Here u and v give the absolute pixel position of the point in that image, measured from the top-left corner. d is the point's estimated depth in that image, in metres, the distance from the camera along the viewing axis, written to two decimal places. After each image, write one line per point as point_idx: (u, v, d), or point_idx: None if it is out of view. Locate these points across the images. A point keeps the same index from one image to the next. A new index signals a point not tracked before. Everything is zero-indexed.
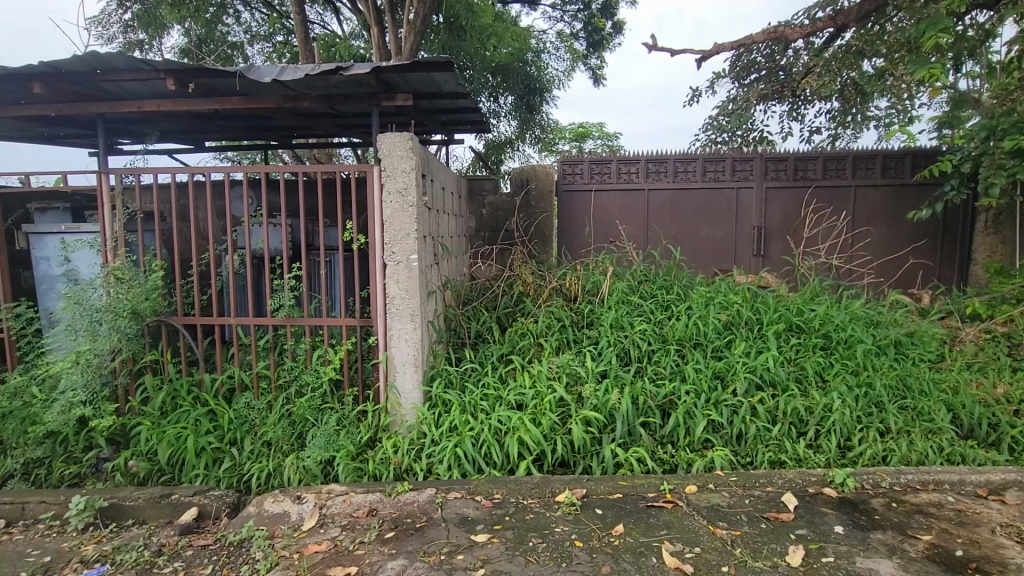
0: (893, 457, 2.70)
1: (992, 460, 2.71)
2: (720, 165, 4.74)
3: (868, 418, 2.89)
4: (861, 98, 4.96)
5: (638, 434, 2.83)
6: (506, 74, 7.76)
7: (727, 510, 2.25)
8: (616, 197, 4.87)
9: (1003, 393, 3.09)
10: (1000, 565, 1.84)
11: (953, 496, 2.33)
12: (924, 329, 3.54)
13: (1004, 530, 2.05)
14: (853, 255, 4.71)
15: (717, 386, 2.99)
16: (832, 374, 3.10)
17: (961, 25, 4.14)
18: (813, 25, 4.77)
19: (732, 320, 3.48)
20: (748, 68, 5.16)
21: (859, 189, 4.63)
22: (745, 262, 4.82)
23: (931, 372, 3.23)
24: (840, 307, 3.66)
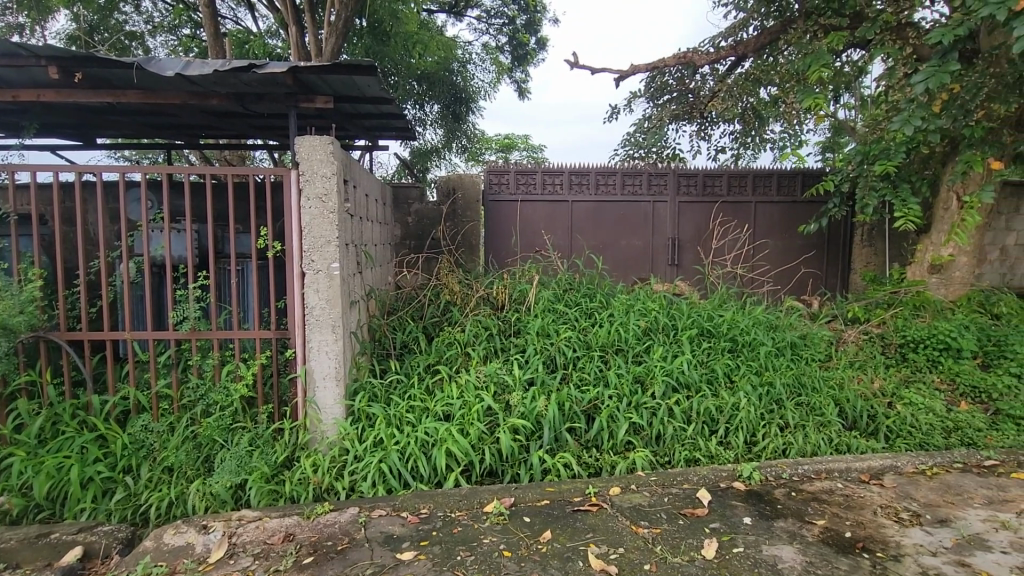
0: (792, 449, 2.95)
1: (871, 448, 3.03)
2: (638, 179, 4.99)
3: (770, 415, 3.14)
4: (759, 123, 5.45)
5: (564, 439, 2.88)
6: (431, 82, 7.69)
7: (647, 509, 2.35)
8: (541, 207, 4.98)
9: (880, 387, 3.49)
10: (882, 543, 2.05)
11: (841, 482, 2.58)
12: (814, 332, 3.91)
13: (883, 511, 2.29)
14: (755, 265, 5.13)
15: (637, 390, 3.13)
16: (738, 375, 3.34)
17: (840, 62, 4.68)
18: (717, 53, 5.19)
19: (650, 326, 3.67)
20: (661, 89, 5.50)
21: (759, 205, 5.06)
22: (661, 271, 5.09)
23: (821, 370, 3.57)
24: (745, 312, 3.97)
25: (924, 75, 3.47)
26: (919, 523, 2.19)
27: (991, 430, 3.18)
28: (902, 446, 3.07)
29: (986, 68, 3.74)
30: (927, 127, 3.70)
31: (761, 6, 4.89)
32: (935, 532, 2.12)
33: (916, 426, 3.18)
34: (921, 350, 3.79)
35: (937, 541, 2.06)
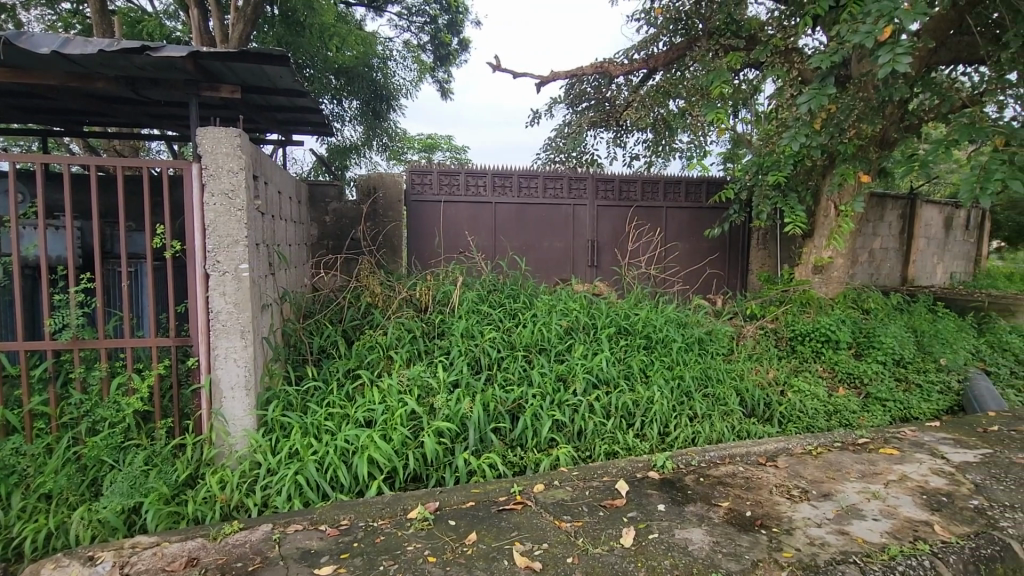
0: (700, 438, 3.17)
1: (767, 432, 3.33)
2: (559, 182, 5.13)
3: (681, 406, 3.35)
4: (668, 133, 5.81)
5: (489, 440, 2.89)
6: (350, 77, 7.42)
7: (570, 503, 2.42)
8: (465, 208, 4.97)
9: (775, 377, 3.84)
10: (778, 519, 2.25)
11: (743, 465, 2.82)
12: (719, 328, 4.22)
13: (778, 489, 2.53)
14: (667, 266, 5.44)
15: (560, 387, 3.22)
16: (652, 369, 3.54)
17: (738, 80, 5.10)
18: (631, 65, 5.48)
19: (571, 325, 3.80)
20: (580, 96, 5.83)
21: (669, 210, 5.39)
22: (581, 272, 5.25)
23: (725, 363, 3.87)
24: (658, 311, 4.21)
25: (808, 96, 3.87)
26: (807, 498, 2.44)
27: (863, 411, 3.62)
28: (793, 430, 3.40)
29: (857, 92, 4.24)
30: (810, 142, 4.13)
31: (669, 24, 5.22)
32: (821, 505, 2.37)
33: (804, 410, 3.53)
34: (808, 342, 4.23)
35: (822, 514, 2.30)
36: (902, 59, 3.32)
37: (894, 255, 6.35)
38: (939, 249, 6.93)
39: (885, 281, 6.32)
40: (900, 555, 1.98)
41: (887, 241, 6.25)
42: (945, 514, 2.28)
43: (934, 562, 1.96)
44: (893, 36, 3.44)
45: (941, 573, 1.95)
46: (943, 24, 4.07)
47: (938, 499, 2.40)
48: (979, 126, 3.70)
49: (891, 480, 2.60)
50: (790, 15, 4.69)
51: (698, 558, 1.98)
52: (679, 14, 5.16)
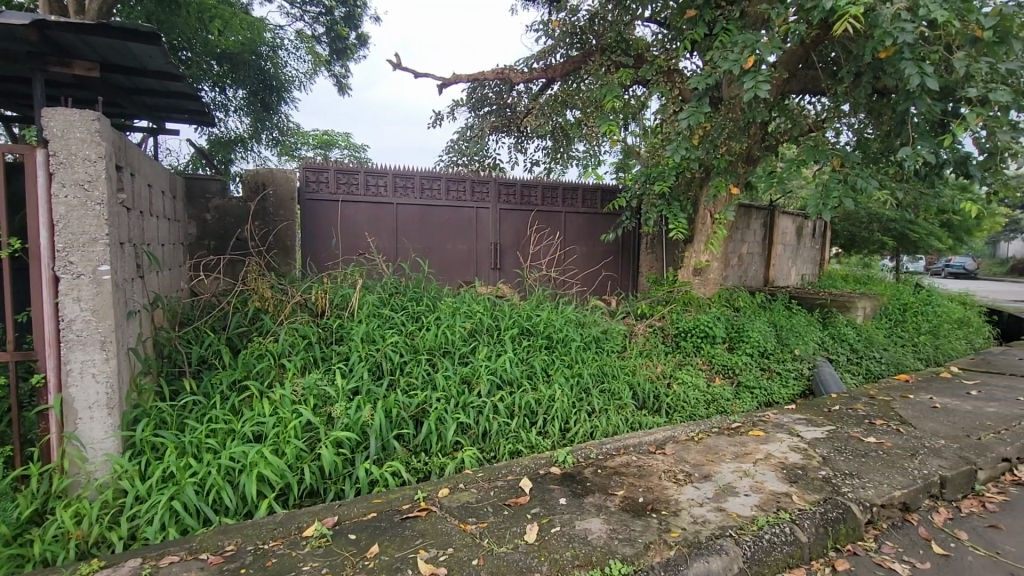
0: (598, 431, 3.33)
1: (656, 422, 3.59)
2: (462, 185, 5.13)
3: (580, 403, 3.51)
4: (566, 140, 6.07)
5: (392, 447, 2.82)
6: (234, 63, 6.85)
7: (475, 505, 2.43)
8: (364, 208, 4.79)
9: (662, 371, 4.16)
10: (667, 503, 2.44)
11: (636, 455, 3.01)
12: (613, 327, 4.49)
13: (666, 475, 2.74)
14: (566, 269, 5.66)
15: (464, 390, 3.22)
16: (553, 368, 3.67)
17: (628, 95, 5.47)
18: (531, 73, 5.67)
19: (475, 327, 3.82)
20: (482, 101, 5.92)
21: (567, 215, 5.62)
22: (485, 274, 5.29)
23: (619, 360, 4.12)
24: (557, 312, 4.39)
25: (688, 114, 4.26)
26: (691, 480, 2.67)
27: (735, 399, 4.04)
28: (679, 419, 3.70)
29: (727, 113, 4.75)
30: (689, 156, 4.55)
31: (566, 36, 5.45)
32: (702, 486, 2.61)
33: (688, 400, 3.86)
34: (689, 338, 4.65)
35: (703, 494, 2.53)
36: (763, 86, 3.76)
37: (759, 259, 7.19)
38: (792, 254, 7.95)
39: (752, 282, 7.11)
40: (766, 525, 2.23)
41: (753, 246, 7.05)
42: (800, 485, 2.61)
43: (793, 528, 2.24)
44: (755, 65, 3.91)
45: (798, 537, 2.23)
46: (794, 59, 4.68)
47: (795, 473, 2.75)
48: (822, 149, 4.31)
49: (758, 458, 2.94)
50: (671, 39, 5.13)
51: (596, 546, 2.09)
52: (574, 29, 5.42)
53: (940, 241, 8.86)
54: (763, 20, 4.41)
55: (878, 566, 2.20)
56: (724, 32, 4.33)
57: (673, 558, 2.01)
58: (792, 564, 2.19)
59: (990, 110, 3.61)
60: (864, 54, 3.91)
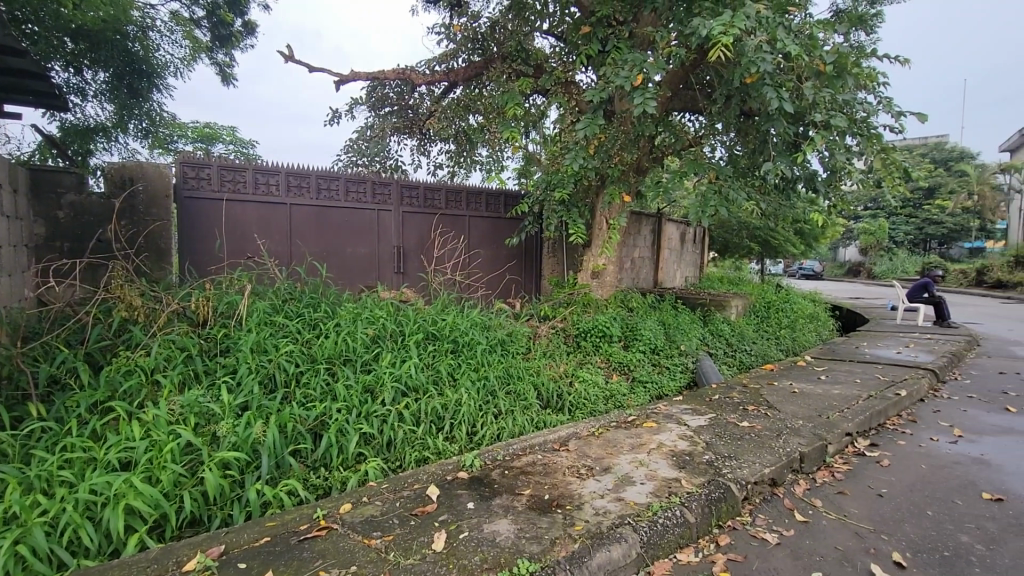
0: (504, 433, 3.37)
1: (560, 420, 3.72)
2: (362, 186, 4.94)
3: (487, 405, 3.53)
4: (469, 145, 6.15)
5: (287, 464, 2.64)
6: (96, 43, 6.00)
7: (380, 518, 2.34)
8: (253, 209, 4.44)
9: (564, 370, 4.31)
10: (571, 498, 2.53)
11: (541, 453, 3.10)
12: (518, 329, 4.60)
13: (570, 470, 2.85)
14: (471, 273, 5.67)
15: (367, 399, 3.10)
16: (460, 372, 3.66)
17: (528, 103, 5.66)
18: (432, 76, 5.56)
19: (377, 334, 3.70)
20: (381, 101, 5.70)
21: (471, 219, 5.64)
22: (388, 279, 5.13)
23: (524, 361, 4.22)
24: (463, 316, 4.40)
25: (585, 124, 4.48)
26: (592, 474, 2.80)
27: (631, 393, 4.32)
28: (580, 415, 3.86)
29: (619, 126, 5.08)
30: (586, 164, 4.80)
31: (468, 41, 5.55)
32: (603, 478, 2.75)
33: (589, 397, 4.04)
34: (589, 338, 4.88)
35: (603, 486, 2.66)
36: (651, 102, 4.07)
37: (649, 262, 7.75)
38: (677, 258, 8.67)
39: (643, 284, 7.64)
40: (660, 510, 2.40)
41: (643, 251, 7.59)
42: (688, 470, 2.85)
43: (683, 511, 2.44)
44: (643, 83, 4.22)
45: (687, 519, 2.42)
46: (676, 80, 5.11)
47: (684, 459, 2.99)
48: (700, 163, 4.75)
49: (651, 448, 3.16)
50: (568, 52, 5.38)
51: (505, 547, 2.11)
52: (475, 35, 5.52)
53: (795, 247, 10.17)
54: (649, 42, 4.77)
55: (753, 537, 2.46)
56: (615, 50, 4.63)
57: (577, 550, 2.09)
58: (683, 544, 2.37)
59: (831, 134, 4.21)
60: (733, 79, 4.38)
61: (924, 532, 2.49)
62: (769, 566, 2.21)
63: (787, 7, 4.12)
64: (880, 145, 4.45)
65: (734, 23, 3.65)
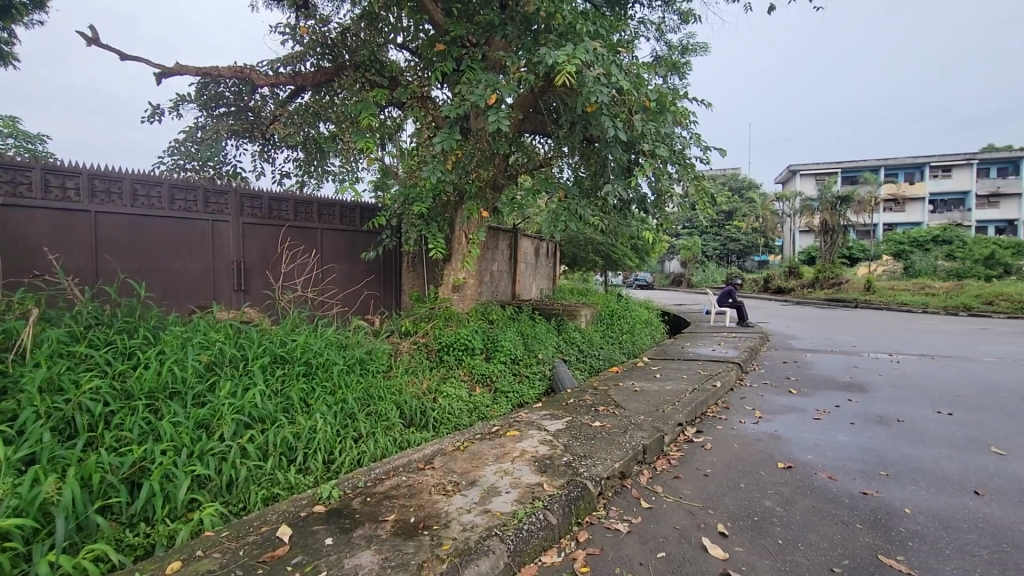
0: (365, 457, 3.19)
1: (425, 438, 3.64)
2: (192, 194, 4.37)
3: (345, 430, 3.32)
4: (319, 154, 5.82)
5: (94, 524, 2.19)
6: None
7: (219, 572, 2.05)
8: (42, 216, 3.65)
9: (427, 386, 4.24)
10: (437, 518, 2.48)
11: (406, 474, 3.00)
12: (378, 347, 4.44)
13: (436, 489, 2.79)
14: (325, 288, 5.32)
15: (201, 436, 2.71)
16: (314, 397, 3.39)
17: (383, 116, 5.56)
18: (276, 78, 5.19)
19: (213, 360, 3.28)
20: (215, 100, 5.21)
21: (324, 232, 5.31)
22: (225, 298, 4.58)
23: (384, 380, 4.06)
24: (316, 335, 4.10)
25: (441, 139, 4.53)
26: (459, 489, 2.79)
27: (493, 404, 4.40)
28: (445, 431, 3.81)
29: (476, 143, 5.23)
30: (445, 178, 4.83)
31: (316, 45, 5.24)
32: (469, 492, 2.75)
33: (452, 412, 4.01)
34: (451, 352, 4.88)
35: (470, 500, 2.66)
36: (505, 121, 4.25)
37: (506, 275, 8.04)
38: (532, 272, 9.13)
39: (501, 297, 7.90)
40: (524, 516, 2.47)
41: (501, 264, 7.85)
42: (549, 473, 2.98)
43: (546, 513, 2.54)
44: (497, 103, 4.40)
45: (549, 521, 2.52)
46: (527, 104, 5.40)
47: (545, 463, 3.13)
48: (550, 182, 5.09)
49: (515, 456, 3.24)
50: (423, 68, 5.40)
51: None
52: (325, 40, 5.25)
53: (631, 261, 11.37)
54: (501, 66, 5.01)
55: (608, 529, 2.65)
56: (470, 70, 4.77)
57: (445, 571, 2.05)
58: (546, 546, 2.46)
59: (657, 161, 4.81)
60: (576, 107, 4.78)
61: (740, 502, 2.92)
62: (622, 554, 2.40)
63: (618, 48, 4.65)
64: (694, 174, 5.20)
65: (576, 55, 4.00)
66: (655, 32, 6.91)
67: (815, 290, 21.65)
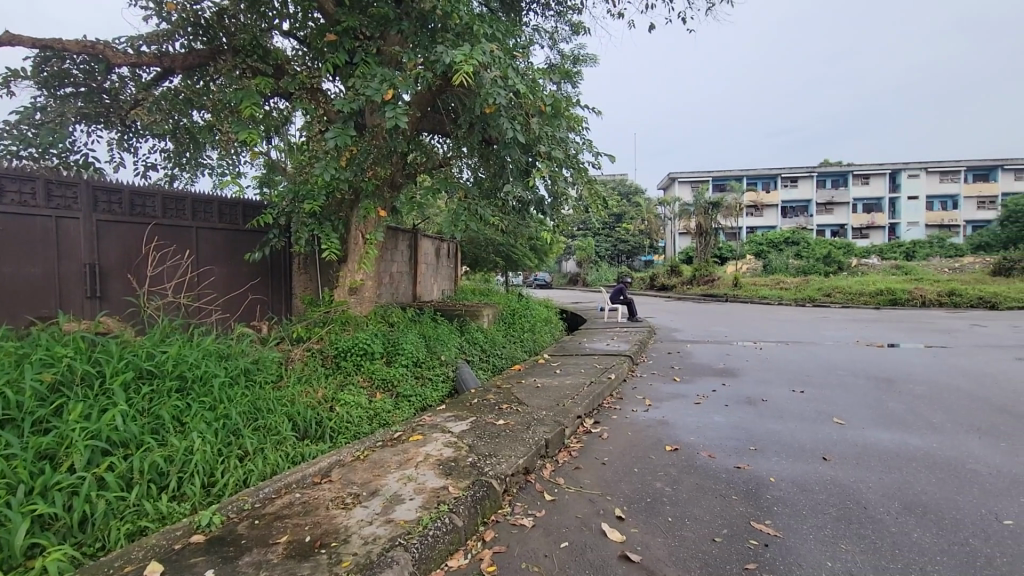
0: (252, 477, 2.92)
1: (321, 450, 3.42)
2: (29, 185, 3.73)
3: (228, 448, 3.02)
4: (193, 144, 5.27)
5: None
6: None
7: None
8: None
9: (323, 395, 3.99)
10: (335, 534, 2.34)
11: (299, 491, 2.79)
12: (266, 355, 4.11)
13: (333, 503, 2.63)
14: (201, 293, 4.81)
15: (44, 469, 2.32)
16: (190, 415, 3.05)
17: (267, 106, 5.17)
18: (138, 58, 4.61)
19: (59, 380, 2.82)
20: (60, 78, 4.51)
21: (199, 231, 4.80)
22: (74, 307, 3.97)
23: (274, 391, 3.76)
24: (191, 345, 3.69)
25: (334, 134, 4.30)
26: (358, 501, 2.65)
27: (395, 409, 4.26)
28: (343, 441, 3.62)
29: (371, 140, 5.02)
30: (338, 175, 4.59)
31: (185, 24, 4.73)
32: (370, 503, 2.63)
33: (351, 420, 3.82)
34: (349, 357, 4.64)
35: (372, 511, 2.55)
36: (403, 118, 4.13)
37: (406, 277, 7.84)
38: (433, 273, 8.99)
39: (402, 299, 7.69)
40: (430, 522, 2.41)
41: (401, 266, 7.64)
42: (454, 475, 2.95)
43: (451, 517, 2.50)
44: (394, 99, 4.27)
45: (456, 524, 2.49)
46: (425, 102, 5.31)
47: (449, 465, 3.09)
48: (449, 181, 5.05)
49: (418, 461, 3.17)
50: (313, 58, 5.10)
51: None
52: (197, 19, 4.75)
53: (531, 261, 11.67)
54: (397, 62, 4.88)
55: (513, 525, 2.68)
56: (364, 63, 4.58)
57: None
58: (452, 550, 2.43)
59: (553, 164, 4.96)
60: (475, 107, 4.79)
61: (634, 486, 3.10)
62: (527, 549, 2.44)
63: (514, 52, 4.74)
64: (587, 177, 5.45)
65: (472, 55, 4.00)
66: (548, 41, 7.14)
67: (693, 286, 23.78)
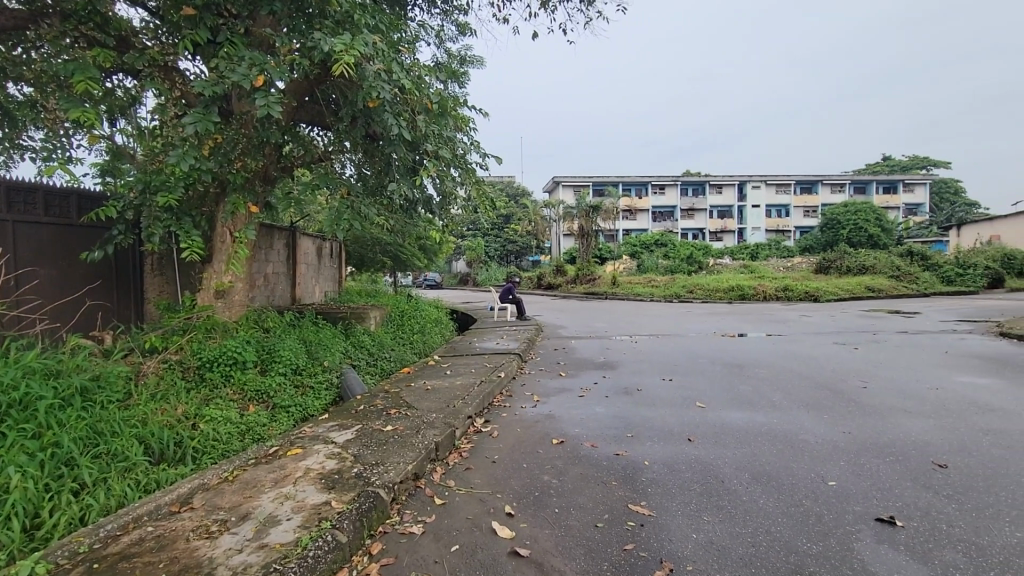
0: (92, 513, 2.50)
1: (181, 474, 3.02)
2: None
3: (58, 482, 2.57)
4: (8, 122, 4.43)
5: None
6: None
7: None
8: None
9: (183, 412, 3.55)
10: (198, 568, 2.09)
11: (152, 524, 2.45)
12: (109, 371, 3.57)
13: (196, 533, 2.35)
14: (20, 301, 4.01)
15: None
16: (3, 447, 2.54)
17: (109, 83, 4.50)
18: None
19: None
20: None
21: (16, 225, 4.00)
22: None
23: (120, 411, 3.28)
24: (6, 364, 3.08)
25: (193, 119, 3.84)
26: (226, 528, 2.40)
27: (271, 422, 3.90)
28: (208, 462, 3.24)
29: (239, 128, 4.63)
30: (200, 165, 4.12)
31: None
32: (240, 529, 2.40)
33: (218, 438, 3.44)
34: (216, 367, 4.20)
35: (241, 538, 2.32)
36: (276, 106, 3.81)
37: (283, 278, 7.26)
38: (314, 273, 8.44)
39: (278, 302, 7.12)
40: (310, 542, 2.26)
41: (277, 266, 7.06)
42: (338, 489, 2.79)
43: (335, 533, 2.36)
44: (266, 86, 3.94)
45: (340, 541, 2.35)
46: (301, 90, 4.97)
47: (333, 478, 2.92)
48: (330, 177, 4.77)
49: (298, 477, 2.95)
50: (167, 33, 4.52)
51: None
52: None
53: (420, 261, 11.47)
54: (269, 45, 4.50)
55: (403, 534, 2.60)
56: (229, 43, 4.14)
57: None
58: (336, 568, 2.29)
59: (440, 163, 4.91)
60: (357, 100, 4.57)
61: (523, 481, 3.18)
62: (417, 557, 2.38)
63: (398, 47, 4.60)
64: (474, 178, 5.46)
65: (354, 45, 3.81)
66: (435, 38, 7.04)
67: (577, 285, 25.13)
